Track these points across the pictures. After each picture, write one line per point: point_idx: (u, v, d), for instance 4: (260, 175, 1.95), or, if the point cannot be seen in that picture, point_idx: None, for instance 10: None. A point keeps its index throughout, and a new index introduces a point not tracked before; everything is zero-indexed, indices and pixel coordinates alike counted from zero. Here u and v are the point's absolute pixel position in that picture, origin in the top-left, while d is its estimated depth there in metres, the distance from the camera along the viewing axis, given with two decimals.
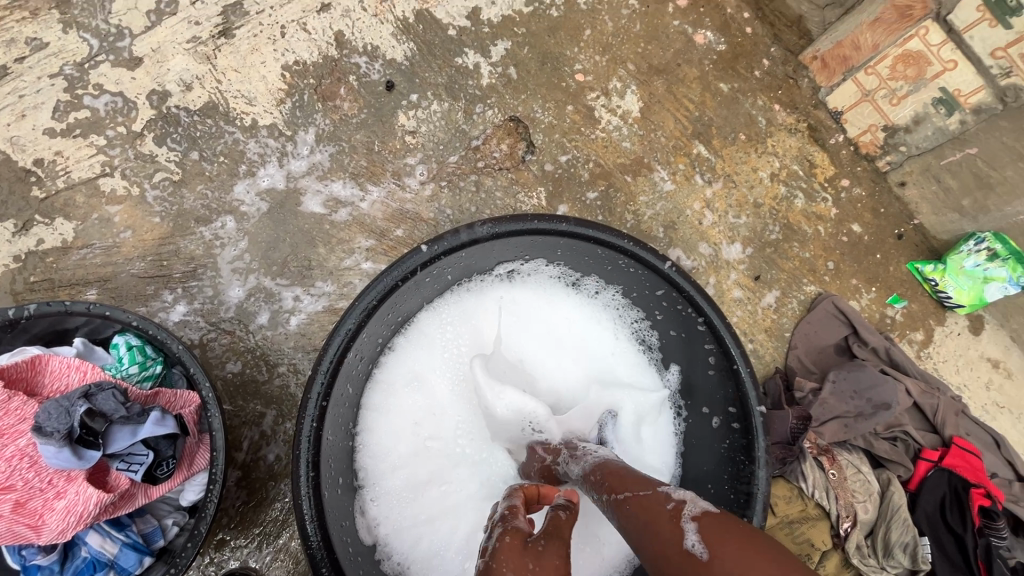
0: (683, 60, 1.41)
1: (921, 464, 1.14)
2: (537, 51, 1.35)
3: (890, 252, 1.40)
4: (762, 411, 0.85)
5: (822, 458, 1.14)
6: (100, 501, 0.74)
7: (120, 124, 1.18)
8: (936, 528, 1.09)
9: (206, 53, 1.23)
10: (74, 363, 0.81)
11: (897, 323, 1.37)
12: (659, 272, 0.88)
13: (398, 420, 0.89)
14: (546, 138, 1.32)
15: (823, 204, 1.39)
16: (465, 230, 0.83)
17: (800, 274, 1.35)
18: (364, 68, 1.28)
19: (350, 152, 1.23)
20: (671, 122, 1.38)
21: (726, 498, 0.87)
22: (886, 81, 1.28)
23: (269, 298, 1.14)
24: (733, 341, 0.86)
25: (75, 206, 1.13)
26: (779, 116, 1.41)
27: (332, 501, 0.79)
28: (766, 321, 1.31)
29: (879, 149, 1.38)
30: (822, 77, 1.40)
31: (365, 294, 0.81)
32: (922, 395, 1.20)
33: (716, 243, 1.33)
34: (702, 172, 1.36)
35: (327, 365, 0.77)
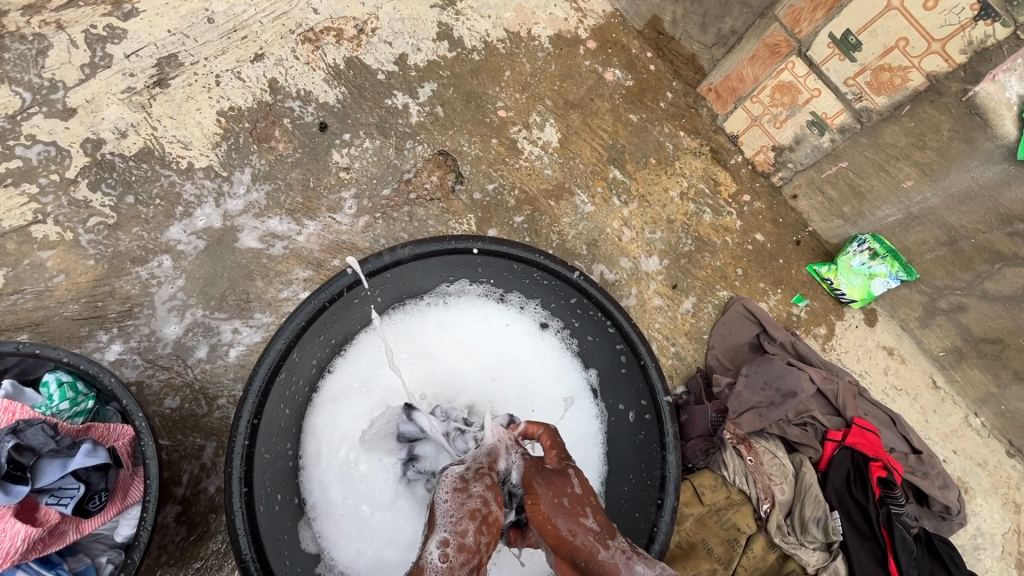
0: (596, 95, 1.56)
1: (828, 444, 1.26)
2: (461, 91, 1.47)
3: (791, 256, 1.55)
4: (669, 401, 0.94)
5: (741, 447, 1.24)
6: (29, 536, 0.75)
7: (53, 172, 1.20)
8: (844, 502, 1.20)
9: (141, 102, 1.28)
10: (2, 404, 0.83)
11: (802, 320, 1.51)
12: (570, 282, 0.98)
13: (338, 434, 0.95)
14: (473, 169, 1.42)
15: (729, 217, 1.55)
16: (388, 253, 0.92)
17: (713, 281, 1.48)
18: (298, 111, 1.36)
19: (285, 189, 1.30)
20: (588, 150, 1.51)
21: (646, 484, 0.94)
22: (768, 108, 1.47)
23: (208, 332, 1.17)
24: (639, 339, 0.95)
25: (6, 253, 1.14)
26: (684, 141, 1.58)
27: (267, 518, 0.81)
28: (685, 325, 1.43)
29: (771, 166, 1.55)
30: (718, 106, 1.58)
31: (294, 316, 0.86)
32: (824, 382, 1.32)
33: (636, 257, 1.46)
34: (619, 193, 1.49)
35: (259, 384, 0.82)
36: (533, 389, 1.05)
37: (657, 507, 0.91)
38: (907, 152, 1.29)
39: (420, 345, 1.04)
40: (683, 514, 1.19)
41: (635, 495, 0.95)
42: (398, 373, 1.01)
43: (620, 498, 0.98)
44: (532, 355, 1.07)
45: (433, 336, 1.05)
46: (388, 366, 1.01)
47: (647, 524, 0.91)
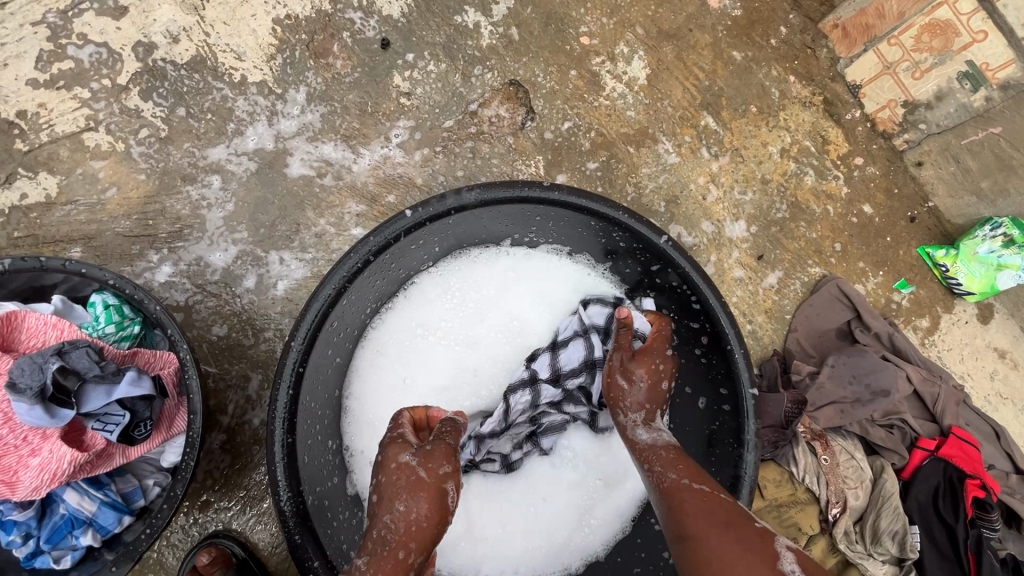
0: (696, 25, 1.33)
1: (916, 453, 1.12)
2: (541, 11, 1.28)
3: (901, 234, 1.34)
4: (754, 393, 0.82)
5: (816, 444, 1.12)
6: (75, 459, 0.73)
7: (104, 77, 1.13)
8: (927, 518, 1.07)
9: (194, 4, 1.17)
10: (50, 320, 0.80)
11: (903, 309, 1.32)
12: (655, 247, 0.84)
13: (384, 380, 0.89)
14: (546, 104, 1.26)
15: (834, 182, 1.34)
16: (452, 196, 0.80)
17: (805, 255, 1.30)
18: (358, 24, 1.22)
19: (341, 113, 1.19)
20: (679, 90, 1.31)
21: (712, 481, 0.85)
22: (909, 53, 1.22)
23: (256, 261, 1.11)
24: (727, 319, 0.83)
25: (60, 160, 1.10)
26: (794, 88, 1.35)
27: (309, 472, 0.76)
28: (766, 302, 1.27)
29: (897, 126, 1.31)
30: (842, 47, 1.33)
31: (348, 258, 0.77)
32: (922, 383, 1.16)
33: (720, 220, 1.29)
34: (709, 145, 1.30)
35: (305, 331, 0.75)
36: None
37: None
38: None
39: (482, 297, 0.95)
40: None
41: None
42: (454, 325, 0.93)
43: None
44: None
45: (495, 289, 0.95)
46: (444, 317, 0.93)
47: None
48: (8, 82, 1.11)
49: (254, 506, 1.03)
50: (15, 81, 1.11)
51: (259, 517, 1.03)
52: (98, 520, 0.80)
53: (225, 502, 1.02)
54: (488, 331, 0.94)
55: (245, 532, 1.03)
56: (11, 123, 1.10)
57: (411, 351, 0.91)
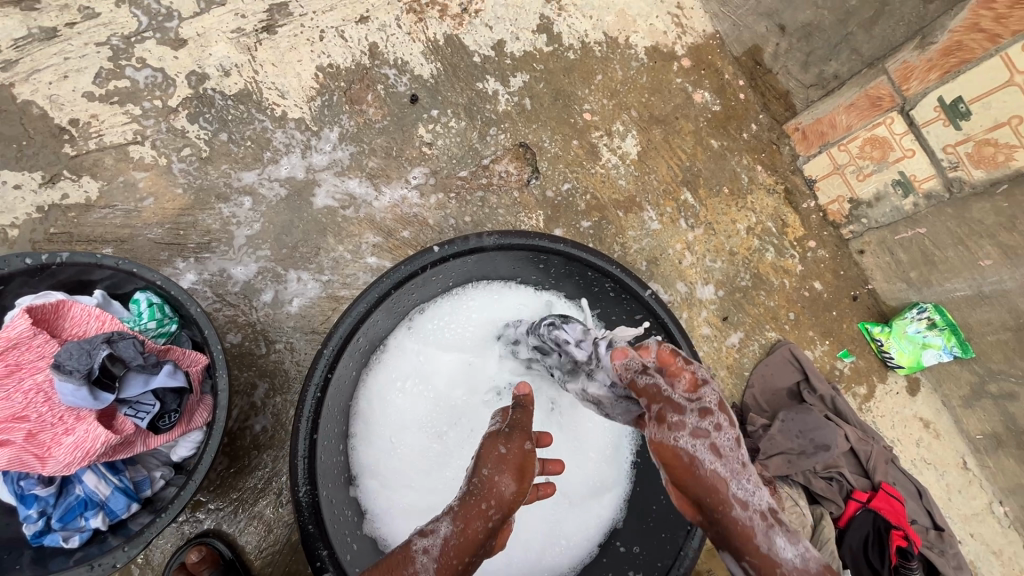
0: (681, 114, 1.55)
1: (851, 503, 1.27)
2: (551, 88, 1.48)
3: (845, 310, 1.54)
4: None
5: (765, 488, 1.25)
6: (108, 441, 0.79)
7: (157, 98, 1.25)
8: (858, 563, 1.20)
9: (247, 45, 1.31)
10: (95, 312, 0.86)
11: (844, 376, 1.50)
12: (640, 298, 0.99)
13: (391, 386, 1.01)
14: (550, 167, 1.43)
15: (791, 260, 1.54)
16: (474, 238, 0.93)
17: (764, 320, 1.48)
18: (392, 79, 1.38)
19: (369, 154, 1.33)
20: (664, 167, 1.51)
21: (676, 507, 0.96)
22: (855, 159, 1.45)
23: (276, 278, 1.21)
24: (699, 367, 0.96)
25: (103, 167, 1.19)
26: (760, 176, 1.57)
27: (324, 469, 0.84)
28: (728, 358, 1.43)
29: (844, 218, 1.54)
30: (802, 147, 1.56)
31: (380, 282, 0.88)
32: (859, 441, 1.32)
33: (692, 282, 1.46)
34: (687, 217, 1.49)
35: (335, 342, 0.84)
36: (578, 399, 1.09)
37: (686, 532, 0.91)
38: (993, 232, 1.26)
39: (485, 331, 1.08)
40: None
41: (664, 517, 0.97)
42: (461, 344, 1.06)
43: (648, 515, 1.00)
44: None
45: (498, 326, 1.08)
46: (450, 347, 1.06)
47: (674, 546, 0.92)
48: (66, 93, 1.21)
49: (246, 509, 1.08)
50: (72, 92, 1.21)
51: (249, 521, 1.08)
52: (109, 504, 0.85)
53: (219, 503, 1.07)
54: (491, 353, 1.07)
55: (234, 534, 1.07)
56: (63, 129, 1.19)
57: (419, 364, 1.03)
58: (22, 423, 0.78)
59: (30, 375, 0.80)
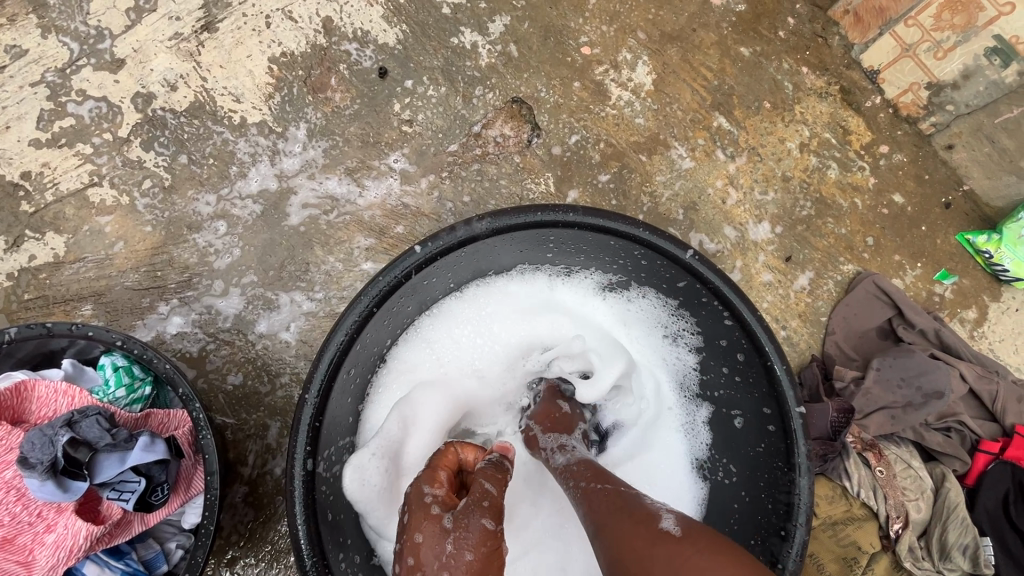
0: (699, 24, 1.29)
1: (980, 456, 1.04)
2: (538, 25, 1.25)
3: (937, 223, 1.27)
4: (801, 413, 0.76)
5: (868, 454, 1.04)
6: (91, 534, 0.70)
7: (105, 131, 1.13)
8: (999, 527, 0.99)
9: (189, 50, 1.17)
10: (61, 388, 0.77)
11: (946, 302, 1.24)
12: (680, 262, 0.80)
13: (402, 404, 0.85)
14: (552, 119, 1.22)
15: (860, 173, 1.27)
16: (462, 226, 0.76)
17: (836, 252, 1.24)
18: (355, 55, 1.20)
19: (343, 146, 1.16)
20: (688, 93, 1.27)
21: (764, 507, 0.79)
22: (930, 33, 1.16)
23: (268, 306, 1.09)
24: (767, 336, 0.77)
25: (66, 218, 1.09)
26: (808, 80, 1.29)
27: (331, 530, 0.72)
28: (799, 305, 1.21)
29: (922, 109, 1.25)
30: (855, 33, 1.27)
31: (359, 300, 0.73)
32: (978, 380, 1.08)
33: (742, 223, 1.23)
34: (724, 146, 1.25)
35: (318, 383, 0.71)
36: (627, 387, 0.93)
37: (780, 539, 0.75)
38: None
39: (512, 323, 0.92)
40: None
41: (748, 517, 0.82)
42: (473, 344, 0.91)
43: (729, 513, 0.85)
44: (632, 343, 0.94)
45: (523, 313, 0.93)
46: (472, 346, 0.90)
47: (765, 554, 0.77)
48: (11, 144, 1.10)
49: (281, 560, 1.00)
50: (18, 143, 1.10)
51: (287, 571, 0.99)
52: None
53: (252, 557, 0.99)
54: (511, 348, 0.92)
55: None
56: (17, 185, 1.09)
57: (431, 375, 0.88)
58: None
59: None
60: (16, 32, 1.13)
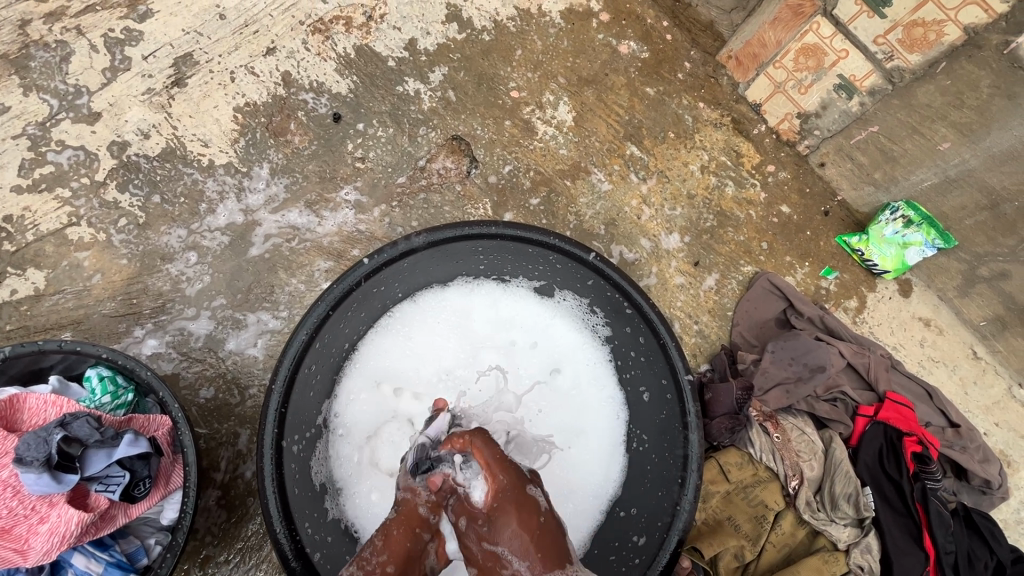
0: (611, 69, 1.52)
1: (859, 419, 1.23)
2: (472, 74, 1.45)
3: (819, 228, 1.50)
4: (689, 379, 0.93)
5: (767, 424, 1.22)
6: (82, 521, 0.80)
7: (84, 176, 1.25)
8: (877, 477, 1.17)
9: (161, 103, 1.31)
10: (50, 398, 0.87)
11: (832, 294, 1.46)
12: (586, 263, 0.97)
13: (359, 398, 0.99)
14: (487, 153, 1.41)
15: (752, 189, 1.50)
16: (402, 241, 0.92)
17: (737, 256, 1.45)
18: (311, 103, 1.37)
19: (303, 182, 1.32)
20: (604, 127, 1.48)
21: (668, 463, 0.94)
22: (793, 73, 1.40)
23: (237, 325, 1.21)
24: (658, 316, 0.94)
25: (46, 256, 1.19)
26: (704, 113, 1.53)
27: (298, 502, 0.84)
28: (708, 302, 1.40)
29: (797, 134, 1.49)
30: (739, 73, 1.52)
31: (317, 305, 0.88)
32: (854, 355, 1.28)
33: (655, 235, 1.43)
34: (636, 170, 1.46)
35: (283, 377, 0.84)
36: (559, 380, 1.07)
37: (679, 486, 0.90)
38: (943, 113, 1.22)
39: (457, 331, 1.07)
40: (709, 491, 1.18)
41: (658, 475, 0.95)
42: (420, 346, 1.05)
43: (644, 476, 0.98)
44: (562, 341, 1.09)
45: (466, 322, 1.08)
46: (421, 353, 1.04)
47: (670, 503, 0.91)
48: None
49: (253, 555, 1.09)
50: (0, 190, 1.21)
51: (259, 566, 1.09)
52: None
53: (226, 554, 1.08)
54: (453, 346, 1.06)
55: None
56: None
57: (384, 373, 1.02)
58: None
59: None
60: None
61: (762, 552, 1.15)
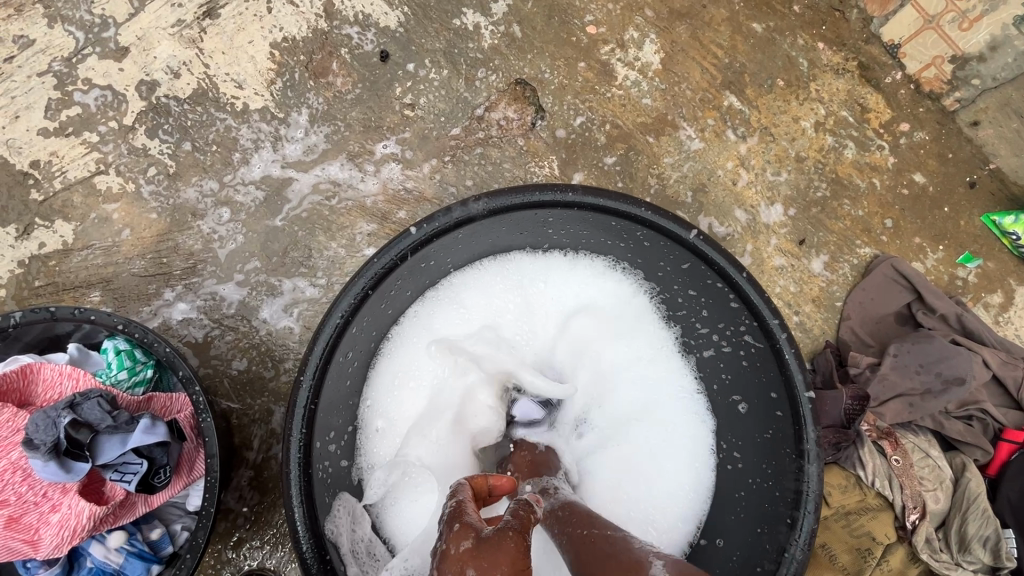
0: (710, 0, 1.24)
1: (1002, 446, 1.01)
2: (542, 4, 1.22)
3: (960, 203, 1.21)
4: (810, 396, 0.73)
5: (884, 443, 1.00)
6: (94, 514, 0.71)
7: (111, 119, 1.13)
8: (1023, 519, 0.94)
9: (191, 37, 1.17)
10: (66, 370, 0.77)
11: (970, 286, 1.19)
12: (684, 243, 0.77)
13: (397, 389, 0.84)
14: (556, 101, 1.20)
15: (878, 152, 1.22)
16: (458, 207, 0.75)
17: (853, 235, 1.19)
18: (356, 39, 1.19)
19: (345, 131, 1.16)
20: (697, 72, 1.22)
21: (773, 495, 0.76)
22: (955, 2, 1.12)
23: (272, 292, 1.09)
24: (771, 312, 0.74)
25: (74, 206, 1.10)
26: (824, 56, 1.24)
27: (329, 509, 0.73)
28: (813, 290, 1.17)
29: (947, 84, 1.20)
30: (875, 5, 1.22)
31: (354, 282, 0.72)
32: (1002, 366, 1.04)
33: (753, 206, 1.19)
34: (735, 126, 1.21)
35: (313, 367, 0.70)
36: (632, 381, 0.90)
37: (788, 527, 0.72)
38: None
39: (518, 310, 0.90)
40: None
41: (755, 507, 0.79)
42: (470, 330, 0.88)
43: (735, 502, 0.82)
44: (638, 334, 0.91)
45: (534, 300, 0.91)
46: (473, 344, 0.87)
47: (775, 546, 0.73)
48: (20, 134, 1.11)
49: (286, 544, 1.00)
50: (27, 132, 1.12)
51: (291, 555, 1.00)
52: (126, 570, 0.78)
53: (257, 540, 0.99)
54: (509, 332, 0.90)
55: (279, 571, 1.00)
56: (26, 173, 1.10)
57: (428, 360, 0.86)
58: (2, 507, 0.71)
59: (3, 454, 0.72)
60: (23, 22, 1.14)
61: None
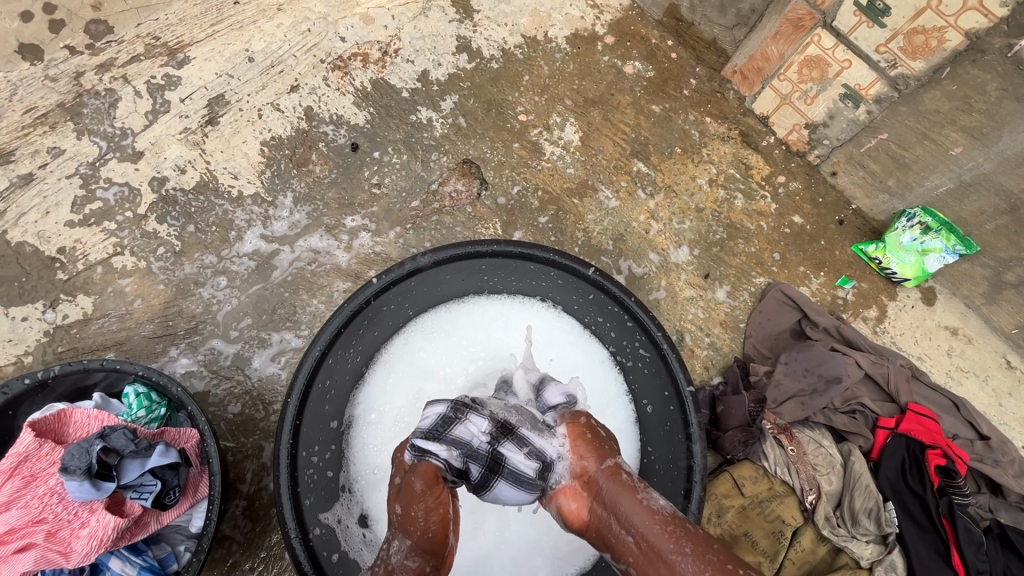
0: (616, 90, 1.56)
1: (880, 432, 1.20)
2: (482, 100, 1.52)
3: (833, 237, 1.48)
4: (691, 390, 0.96)
5: (782, 437, 1.20)
6: (118, 525, 0.86)
7: (128, 210, 1.37)
8: (899, 492, 1.14)
9: (195, 140, 1.43)
10: (93, 413, 0.95)
11: (849, 303, 1.44)
12: (585, 277, 1.02)
13: (371, 414, 1.00)
14: (496, 174, 1.47)
15: (762, 200, 1.50)
16: (409, 261, 0.99)
17: (748, 268, 1.44)
18: (331, 135, 1.46)
19: (323, 209, 1.40)
20: (610, 145, 1.52)
21: (672, 474, 0.96)
22: (798, 85, 1.41)
23: (262, 344, 1.29)
24: (655, 326, 0.98)
25: (93, 282, 1.31)
26: (711, 127, 1.54)
27: (314, 508, 0.91)
28: (719, 314, 1.40)
29: (807, 145, 1.49)
30: (745, 87, 1.54)
31: (330, 322, 0.95)
32: (872, 366, 1.26)
33: (664, 249, 1.44)
34: (644, 186, 1.49)
35: (298, 390, 0.91)
36: None
37: (684, 497, 0.93)
38: (952, 117, 1.21)
39: (473, 342, 1.07)
40: (723, 505, 1.16)
41: (664, 487, 0.96)
42: (432, 361, 1.05)
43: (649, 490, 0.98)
44: (572, 358, 1.07)
45: (488, 334, 1.08)
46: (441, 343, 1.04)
47: None
48: (50, 226, 1.33)
49: (276, 564, 1.14)
50: (55, 225, 1.34)
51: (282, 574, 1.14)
52: None
53: (250, 563, 1.13)
54: (467, 361, 1.05)
55: None
56: (53, 258, 1.31)
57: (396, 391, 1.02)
58: (41, 524, 0.86)
59: (43, 481, 0.89)
60: (56, 136, 1.40)
61: (780, 569, 1.12)
